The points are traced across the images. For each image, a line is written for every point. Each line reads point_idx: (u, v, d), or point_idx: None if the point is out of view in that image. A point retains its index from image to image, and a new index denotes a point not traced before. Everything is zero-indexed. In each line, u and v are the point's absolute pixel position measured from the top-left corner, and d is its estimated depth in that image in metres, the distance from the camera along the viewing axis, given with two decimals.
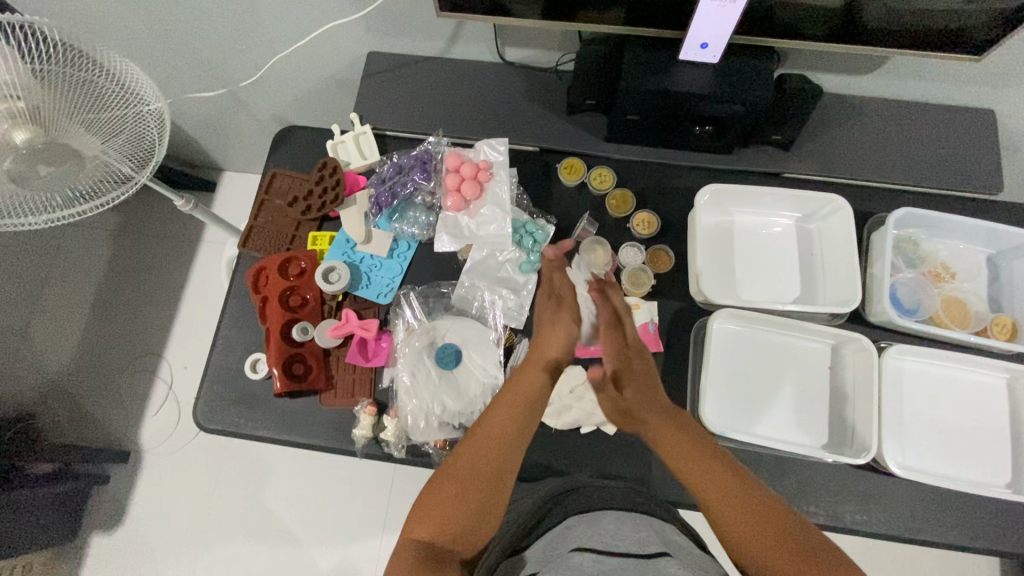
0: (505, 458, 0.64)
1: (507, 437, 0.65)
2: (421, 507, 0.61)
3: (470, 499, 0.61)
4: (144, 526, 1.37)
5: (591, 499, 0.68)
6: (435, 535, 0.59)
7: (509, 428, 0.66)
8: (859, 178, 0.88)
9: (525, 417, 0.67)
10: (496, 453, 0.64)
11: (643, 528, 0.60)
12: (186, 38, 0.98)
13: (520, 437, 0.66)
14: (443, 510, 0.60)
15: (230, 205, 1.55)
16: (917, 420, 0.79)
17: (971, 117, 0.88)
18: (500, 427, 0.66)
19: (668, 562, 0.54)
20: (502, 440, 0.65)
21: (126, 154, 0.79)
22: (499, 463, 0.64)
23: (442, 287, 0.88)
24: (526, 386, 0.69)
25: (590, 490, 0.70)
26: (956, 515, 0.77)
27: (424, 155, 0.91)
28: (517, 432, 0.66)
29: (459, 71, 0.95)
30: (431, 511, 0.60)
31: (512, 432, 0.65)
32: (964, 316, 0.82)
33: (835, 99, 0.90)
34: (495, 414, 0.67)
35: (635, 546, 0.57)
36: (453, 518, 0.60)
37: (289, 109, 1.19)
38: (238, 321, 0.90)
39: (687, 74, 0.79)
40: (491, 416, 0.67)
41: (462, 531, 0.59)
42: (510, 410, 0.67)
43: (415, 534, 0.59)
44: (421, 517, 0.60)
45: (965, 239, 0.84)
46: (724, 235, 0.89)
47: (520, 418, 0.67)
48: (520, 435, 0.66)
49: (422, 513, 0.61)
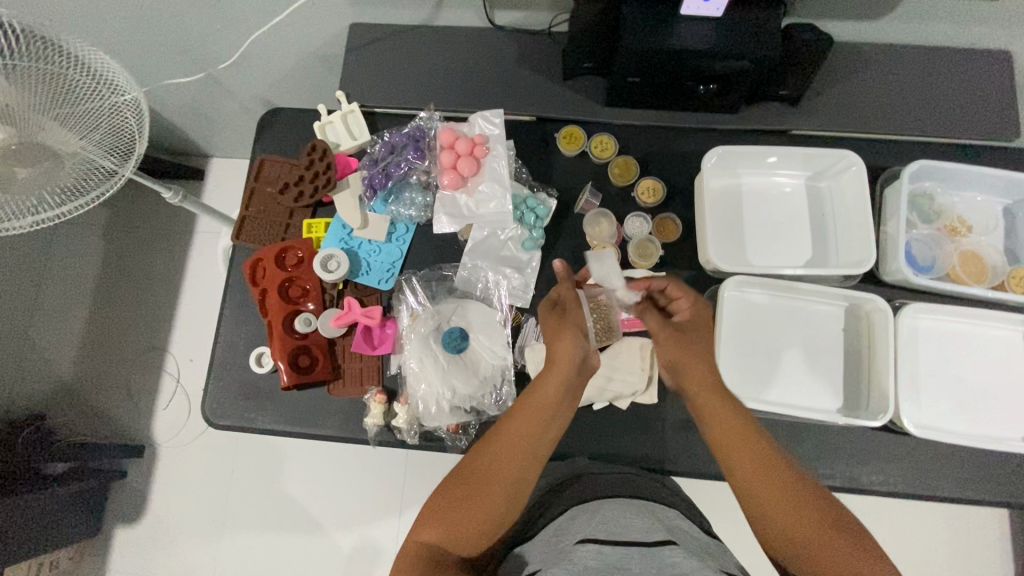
0: (523, 470, 0.64)
1: (525, 448, 0.64)
2: (433, 507, 0.63)
3: (480, 506, 0.61)
4: (166, 517, 1.39)
5: (600, 485, 0.68)
6: (441, 539, 0.60)
7: (533, 438, 0.65)
8: (870, 132, 0.85)
9: (543, 427, 0.65)
10: (513, 464, 0.64)
11: (645, 515, 0.60)
12: (156, 21, 0.92)
13: (536, 447, 0.65)
14: (452, 514, 0.61)
15: (220, 192, 1.51)
16: (935, 378, 0.78)
17: (987, 60, 0.84)
18: (521, 436, 0.65)
19: (672, 552, 0.54)
20: (520, 451, 0.64)
21: (107, 149, 0.76)
22: (516, 474, 0.63)
23: (444, 269, 0.86)
24: (547, 395, 0.66)
25: (599, 477, 0.70)
26: (974, 470, 0.77)
27: (416, 132, 0.88)
28: (533, 442, 0.65)
29: (446, 39, 0.89)
30: (442, 514, 0.61)
31: (532, 439, 0.65)
32: (980, 271, 0.79)
33: (845, 47, 0.85)
34: (519, 422, 0.65)
35: (640, 536, 0.56)
36: (462, 523, 0.61)
37: (272, 89, 1.14)
38: (238, 315, 0.88)
39: (689, 30, 0.74)
40: (516, 422, 0.65)
41: (468, 535, 0.61)
42: (535, 420, 0.65)
43: (424, 536, 0.61)
44: (430, 519, 0.61)
45: (981, 190, 0.82)
46: (732, 199, 0.86)
47: (536, 428, 0.65)
48: (542, 443, 0.65)
49: (431, 514, 0.62)
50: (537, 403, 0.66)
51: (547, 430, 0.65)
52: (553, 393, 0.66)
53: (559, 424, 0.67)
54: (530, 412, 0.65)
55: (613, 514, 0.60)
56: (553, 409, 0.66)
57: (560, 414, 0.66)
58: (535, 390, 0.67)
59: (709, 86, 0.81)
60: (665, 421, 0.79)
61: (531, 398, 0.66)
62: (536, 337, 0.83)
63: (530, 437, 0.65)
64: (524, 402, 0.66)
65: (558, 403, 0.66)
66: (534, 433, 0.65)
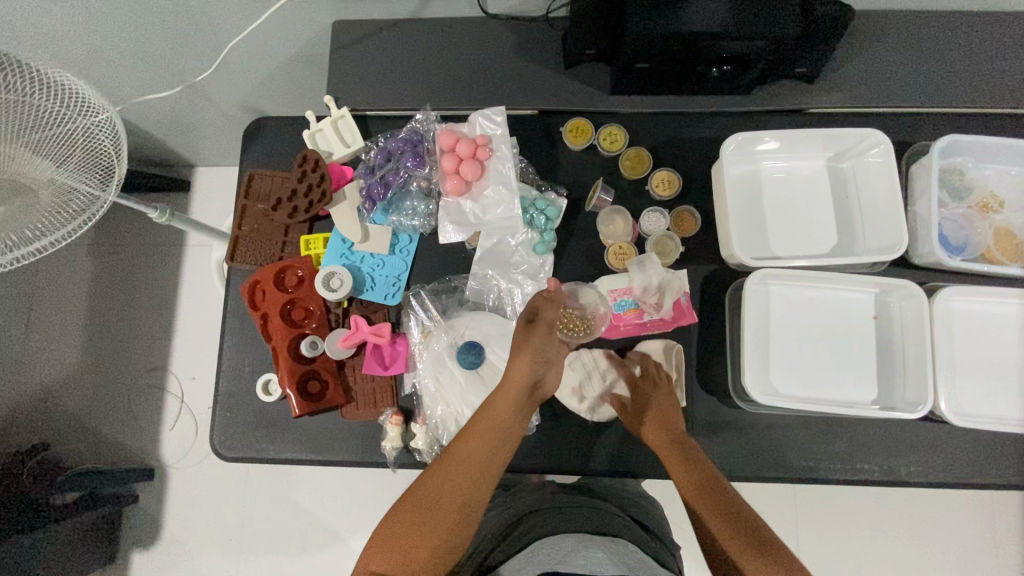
0: (474, 491, 0.62)
1: (481, 466, 0.63)
2: (381, 539, 0.59)
3: (434, 527, 0.59)
4: (183, 540, 1.37)
5: (569, 519, 0.67)
6: (395, 568, 0.56)
7: (489, 455, 0.63)
8: (894, 106, 0.80)
9: (500, 443, 0.64)
10: (469, 482, 0.61)
11: (609, 554, 0.60)
12: (124, 34, 0.86)
13: (492, 464, 0.63)
14: (405, 539, 0.58)
15: (207, 203, 1.45)
16: (973, 363, 0.75)
17: (1014, 22, 0.79)
18: (477, 451, 0.63)
19: None
20: (475, 468, 0.62)
21: (84, 174, 0.71)
22: (470, 492, 0.61)
23: (454, 280, 0.82)
24: (501, 409, 0.66)
25: (584, 509, 0.69)
26: (1014, 454, 0.75)
27: (413, 136, 0.83)
28: (489, 458, 0.63)
29: (437, 33, 0.83)
30: (390, 542, 0.58)
31: (488, 455, 0.63)
32: (1015, 249, 0.76)
33: (864, 16, 0.80)
34: (469, 441, 0.64)
35: (608, 572, 0.57)
36: (412, 553, 0.57)
37: (255, 96, 1.07)
38: (241, 340, 0.84)
39: (700, 11, 0.69)
40: (467, 443, 0.63)
41: (423, 563, 0.57)
42: (484, 437, 0.64)
43: (375, 566, 0.57)
44: (382, 547, 0.58)
45: (1014, 162, 0.77)
46: (752, 186, 0.81)
47: (493, 444, 0.64)
48: (496, 460, 0.64)
49: (383, 542, 0.58)
50: (487, 421, 0.65)
51: (499, 449, 0.64)
52: (502, 412, 0.66)
53: (514, 442, 0.66)
54: (485, 427, 0.64)
55: (574, 548, 0.60)
56: (502, 426, 0.65)
57: (514, 429, 0.66)
58: (485, 409, 0.66)
59: (723, 68, 0.76)
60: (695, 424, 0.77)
61: (481, 416, 0.65)
62: None
63: (481, 456, 0.63)
64: (480, 417, 0.65)
65: (508, 419, 0.65)
66: (485, 451, 0.63)
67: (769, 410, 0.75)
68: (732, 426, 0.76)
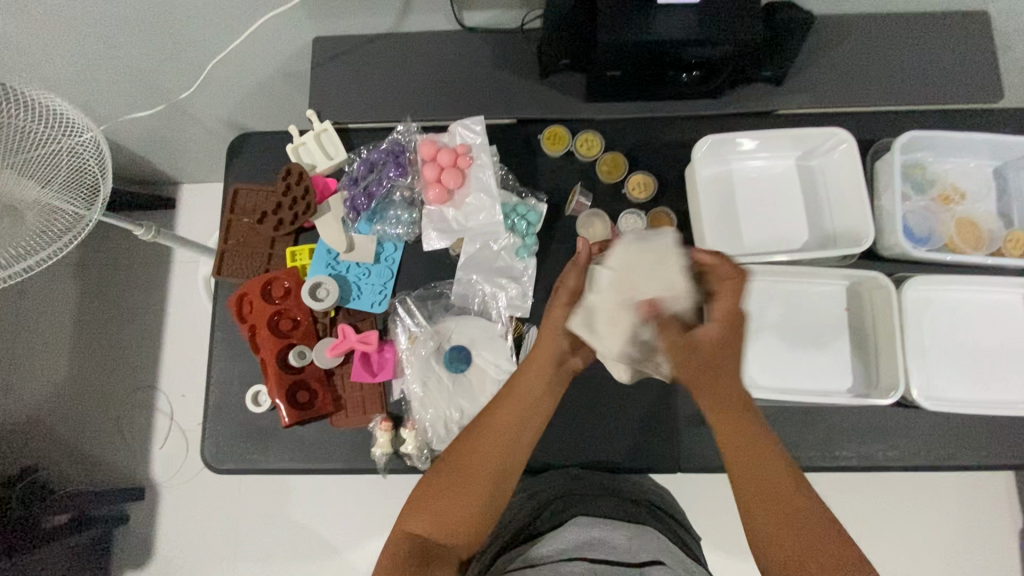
0: (512, 458, 0.62)
1: (515, 436, 0.63)
2: (418, 500, 0.62)
3: (467, 496, 0.60)
4: (175, 558, 1.35)
5: (598, 506, 0.68)
6: (431, 531, 0.60)
7: (523, 425, 0.63)
8: (857, 106, 0.84)
9: (534, 413, 0.64)
10: (504, 452, 0.62)
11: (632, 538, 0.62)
12: (105, 53, 0.87)
13: (525, 436, 0.64)
14: (438, 504, 0.60)
15: (193, 220, 1.45)
16: (941, 348, 0.78)
17: (965, 23, 0.83)
18: (510, 422, 0.63)
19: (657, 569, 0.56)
20: (510, 438, 0.62)
21: (69, 193, 0.72)
22: (505, 463, 0.62)
23: (438, 286, 0.83)
24: (535, 377, 0.64)
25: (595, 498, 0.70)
26: (987, 437, 0.77)
27: (395, 147, 0.85)
28: (523, 430, 0.63)
29: (416, 47, 0.86)
30: (427, 504, 0.61)
31: (522, 422, 0.64)
32: (977, 238, 0.79)
33: (824, 21, 0.83)
34: (503, 410, 0.64)
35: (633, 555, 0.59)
36: (448, 516, 0.60)
37: (238, 113, 1.09)
38: (229, 353, 0.85)
39: (667, 20, 0.72)
40: (504, 410, 0.63)
41: (457, 527, 0.60)
42: (521, 405, 0.64)
43: (410, 527, 0.60)
44: (419, 512, 0.60)
45: (972, 155, 0.81)
46: (724, 186, 0.84)
47: (527, 414, 0.64)
48: (530, 429, 0.64)
49: (417, 506, 0.61)
50: (524, 390, 0.64)
51: (534, 419, 0.64)
52: (539, 380, 0.65)
53: (546, 410, 0.66)
54: (521, 399, 0.64)
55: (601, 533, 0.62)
56: (536, 396, 0.64)
57: (547, 400, 0.66)
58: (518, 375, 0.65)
59: (692, 73, 0.79)
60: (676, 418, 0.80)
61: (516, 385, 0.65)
62: None
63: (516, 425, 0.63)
64: (514, 386, 0.65)
65: (543, 391, 0.65)
66: (517, 420, 0.63)
67: (751, 402, 0.77)
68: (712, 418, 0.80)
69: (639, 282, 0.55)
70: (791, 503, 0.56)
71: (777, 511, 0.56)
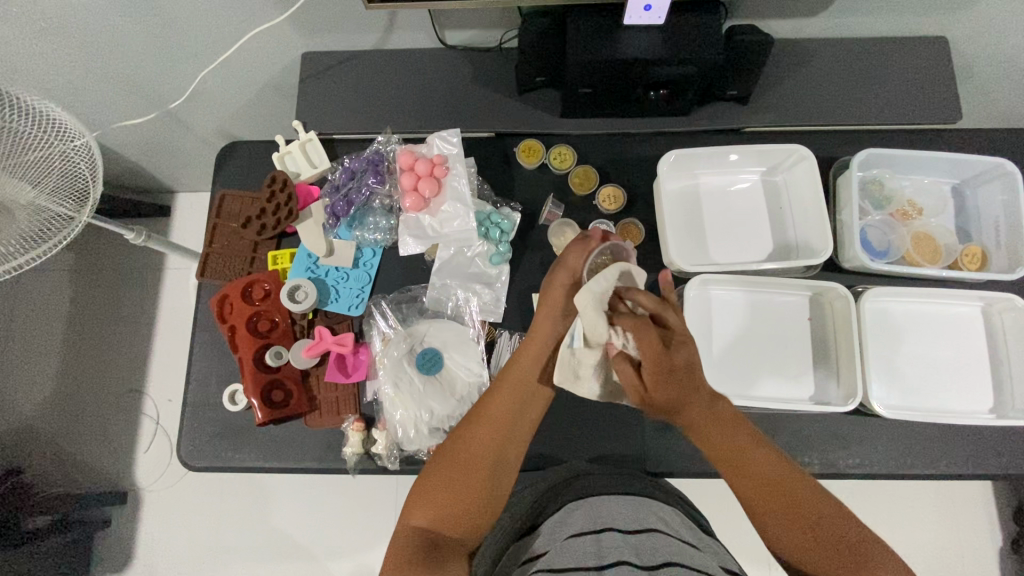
0: (507, 446, 0.66)
1: (509, 423, 0.67)
2: (422, 491, 0.63)
3: (468, 483, 0.63)
4: (156, 562, 1.35)
5: (601, 481, 0.70)
6: (436, 521, 0.61)
7: (516, 414, 0.68)
8: (820, 125, 0.87)
9: (525, 403, 0.68)
10: (500, 438, 0.66)
11: (636, 510, 0.64)
12: (104, 62, 0.91)
13: (518, 423, 0.67)
14: (442, 494, 0.62)
15: (186, 228, 1.49)
16: (901, 359, 0.81)
17: (924, 48, 0.87)
18: (504, 411, 0.67)
19: (661, 540, 0.59)
20: (504, 426, 0.66)
21: (60, 195, 0.75)
22: (502, 450, 0.65)
23: (413, 290, 0.86)
24: (527, 369, 0.69)
25: (586, 476, 0.72)
26: (945, 446, 0.79)
27: (375, 156, 0.88)
28: (514, 417, 0.67)
29: (399, 62, 0.90)
30: (431, 496, 0.62)
31: (515, 410, 0.67)
32: (934, 252, 0.83)
33: (788, 44, 0.87)
34: (498, 400, 0.68)
35: (636, 529, 0.61)
36: (454, 503, 0.62)
37: (230, 123, 1.13)
38: (209, 353, 0.87)
39: (634, 40, 0.75)
40: (497, 400, 0.68)
41: (461, 515, 0.61)
42: (514, 397, 0.68)
43: (415, 520, 0.61)
44: (423, 503, 0.62)
45: (929, 173, 0.85)
46: (691, 199, 0.87)
47: (519, 403, 0.68)
48: (525, 418, 0.68)
49: (421, 499, 0.62)
50: (517, 381, 0.69)
51: (527, 407, 0.68)
52: (530, 374, 0.69)
53: (538, 400, 0.70)
54: (512, 389, 0.68)
55: (605, 509, 0.64)
56: (528, 386, 0.69)
57: (539, 391, 0.70)
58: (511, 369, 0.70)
59: (660, 91, 0.82)
60: (641, 422, 0.82)
61: (509, 376, 0.69)
62: (511, 349, 0.83)
63: (509, 415, 0.67)
64: (506, 378, 0.69)
65: (534, 382, 0.69)
66: (510, 408, 0.67)
67: None
68: (678, 423, 0.82)
69: (596, 334, 0.62)
70: (791, 490, 0.60)
71: (778, 500, 0.60)
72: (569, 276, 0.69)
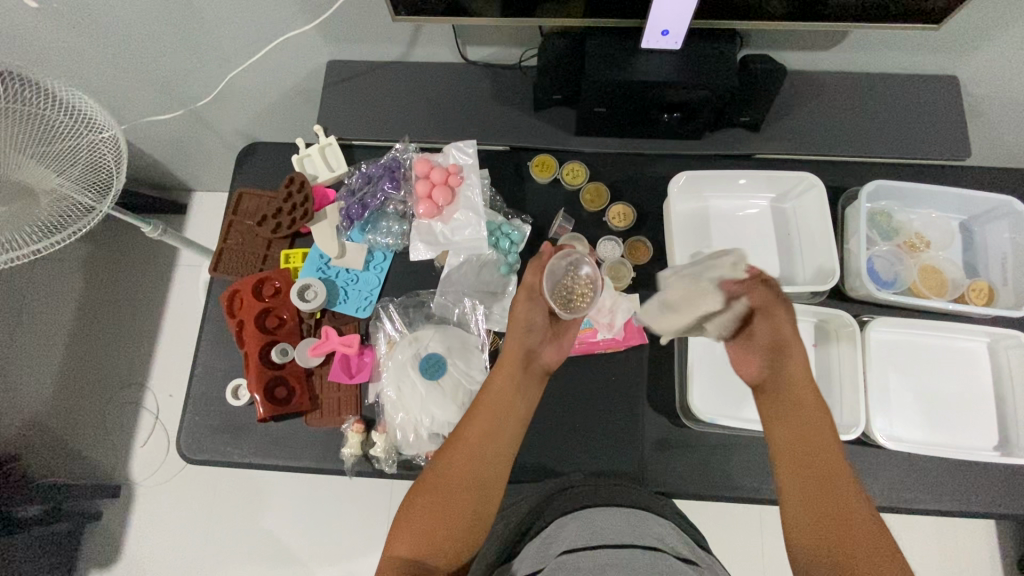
0: (485, 467, 0.66)
1: (486, 444, 0.67)
2: (402, 522, 0.63)
3: (449, 508, 0.63)
4: (141, 561, 1.34)
5: (597, 495, 0.70)
6: (415, 552, 0.60)
7: (494, 434, 0.67)
8: (830, 155, 0.88)
9: (503, 424, 0.68)
10: (479, 460, 0.66)
11: (632, 526, 0.63)
12: (138, 59, 0.95)
13: (498, 443, 0.67)
14: (421, 523, 0.62)
15: (201, 225, 1.51)
16: (904, 390, 0.80)
17: (934, 85, 0.88)
18: (481, 432, 0.67)
19: (660, 560, 0.58)
20: (482, 448, 0.66)
21: (84, 185, 0.77)
22: (480, 473, 0.65)
23: (421, 295, 0.87)
24: (500, 391, 0.70)
25: (582, 490, 0.72)
26: (948, 481, 0.78)
27: (392, 163, 0.90)
28: (494, 438, 0.67)
29: (421, 74, 0.92)
30: (410, 525, 0.62)
31: (492, 431, 0.68)
32: (940, 284, 0.83)
33: (800, 75, 0.89)
34: (474, 423, 0.68)
35: (630, 545, 0.60)
36: (432, 531, 0.61)
37: (253, 125, 1.16)
38: (216, 346, 0.88)
39: (650, 64, 0.78)
40: (473, 423, 0.68)
41: (442, 542, 0.61)
42: (490, 418, 0.68)
43: (396, 552, 0.61)
44: (404, 533, 0.62)
45: (937, 207, 0.86)
46: (699, 222, 0.89)
47: (496, 425, 0.68)
48: (504, 438, 0.68)
49: (402, 528, 0.62)
50: (493, 402, 0.69)
51: (504, 427, 0.68)
52: (507, 394, 0.69)
53: (518, 417, 0.70)
54: (487, 412, 0.68)
55: (600, 523, 0.64)
56: (505, 406, 0.69)
57: (517, 409, 0.70)
58: (487, 388, 0.71)
59: (673, 114, 0.84)
60: (641, 440, 0.82)
61: (486, 396, 0.70)
62: None
63: (485, 435, 0.67)
64: (481, 400, 0.69)
65: (511, 399, 0.70)
66: (488, 428, 0.68)
67: (713, 430, 0.81)
68: (677, 443, 0.81)
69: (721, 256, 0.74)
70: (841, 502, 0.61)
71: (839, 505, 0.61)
72: (534, 277, 0.75)
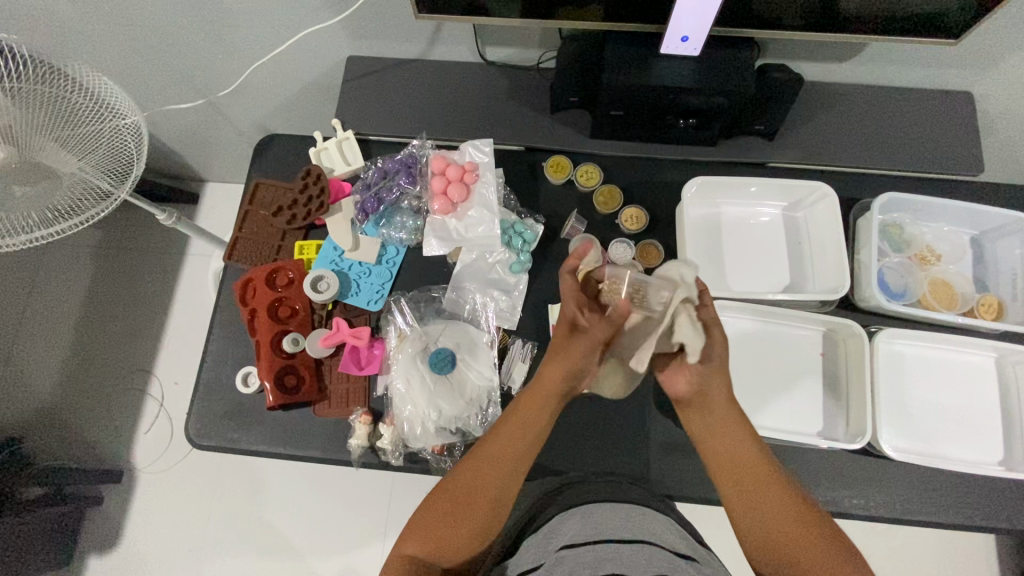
0: (506, 487, 0.65)
1: (512, 462, 0.65)
2: (417, 520, 0.63)
3: (465, 519, 0.62)
4: (141, 547, 1.34)
5: (601, 493, 0.70)
6: (426, 552, 0.61)
7: (519, 452, 0.66)
8: (842, 166, 0.89)
9: (530, 443, 0.67)
10: (502, 478, 0.65)
11: (636, 520, 0.63)
12: (160, 48, 0.96)
13: (522, 460, 0.66)
14: (436, 527, 0.62)
15: (214, 215, 1.53)
16: (912, 402, 0.81)
17: (949, 100, 0.89)
18: (508, 449, 0.66)
19: (664, 553, 0.58)
20: (508, 464, 0.65)
21: (103, 170, 0.78)
22: (500, 491, 0.64)
23: (433, 291, 0.88)
24: (534, 409, 0.67)
25: (586, 485, 0.73)
26: (954, 494, 0.78)
27: (408, 159, 0.91)
28: (520, 456, 0.66)
29: (439, 72, 0.93)
30: (425, 525, 0.62)
31: (521, 450, 0.66)
32: (950, 298, 0.84)
33: (815, 86, 0.90)
34: (501, 439, 0.66)
35: (631, 539, 0.60)
36: (445, 538, 0.61)
37: (270, 117, 1.17)
38: (227, 335, 0.89)
39: (667, 68, 0.78)
40: (501, 437, 0.66)
41: (454, 548, 0.61)
42: (520, 434, 0.66)
43: (408, 549, 0.61)
44: (417, 532, 0.62)
45: (949, 221, 0.87)
46: (711, 227, 0.89)
47: (523, 444, 0.66)
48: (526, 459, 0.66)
49: (415, 526, 0.63)
50: (525, 417, 0.67)
51: (531, 449, 0.67)
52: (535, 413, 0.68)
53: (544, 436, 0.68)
54: (518, 427, 0.66)
55: (600, 518, 0.64)
56: (536, 425, 0.67)
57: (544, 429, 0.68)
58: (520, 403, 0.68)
59: (689, 120, 0.85)
60: (647, 442, 0.82)
61: (517, 410, 0.68)
62: (522, 357, 0.84)
63: (513, 452, 0.66)
64: (514, 415, 0.67)
65: (542, 418, 0.67)
66: (516, 445, 0.66)
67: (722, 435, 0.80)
68: (684, 446, 0.82)
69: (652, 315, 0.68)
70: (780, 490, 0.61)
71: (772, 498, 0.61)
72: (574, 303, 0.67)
